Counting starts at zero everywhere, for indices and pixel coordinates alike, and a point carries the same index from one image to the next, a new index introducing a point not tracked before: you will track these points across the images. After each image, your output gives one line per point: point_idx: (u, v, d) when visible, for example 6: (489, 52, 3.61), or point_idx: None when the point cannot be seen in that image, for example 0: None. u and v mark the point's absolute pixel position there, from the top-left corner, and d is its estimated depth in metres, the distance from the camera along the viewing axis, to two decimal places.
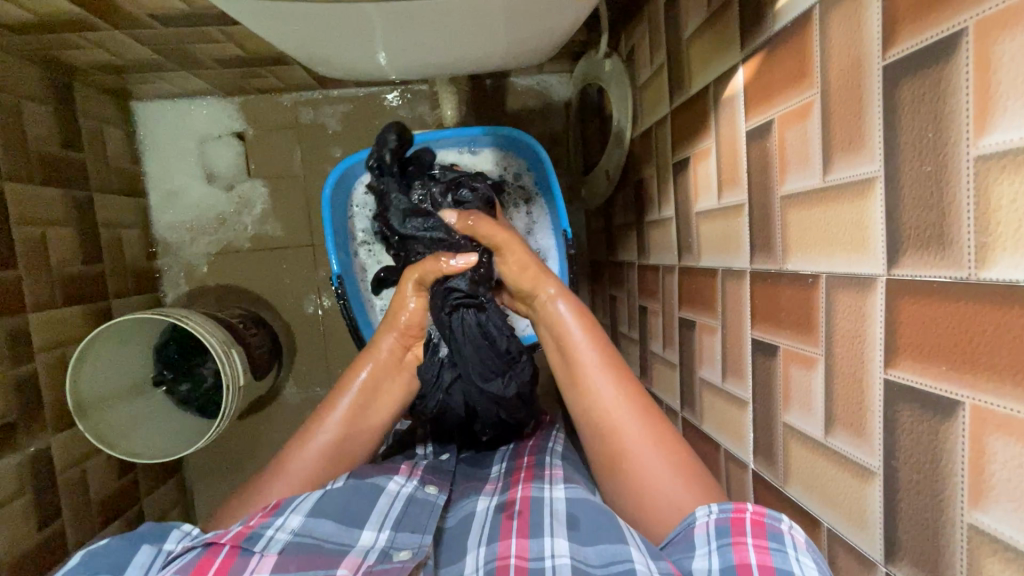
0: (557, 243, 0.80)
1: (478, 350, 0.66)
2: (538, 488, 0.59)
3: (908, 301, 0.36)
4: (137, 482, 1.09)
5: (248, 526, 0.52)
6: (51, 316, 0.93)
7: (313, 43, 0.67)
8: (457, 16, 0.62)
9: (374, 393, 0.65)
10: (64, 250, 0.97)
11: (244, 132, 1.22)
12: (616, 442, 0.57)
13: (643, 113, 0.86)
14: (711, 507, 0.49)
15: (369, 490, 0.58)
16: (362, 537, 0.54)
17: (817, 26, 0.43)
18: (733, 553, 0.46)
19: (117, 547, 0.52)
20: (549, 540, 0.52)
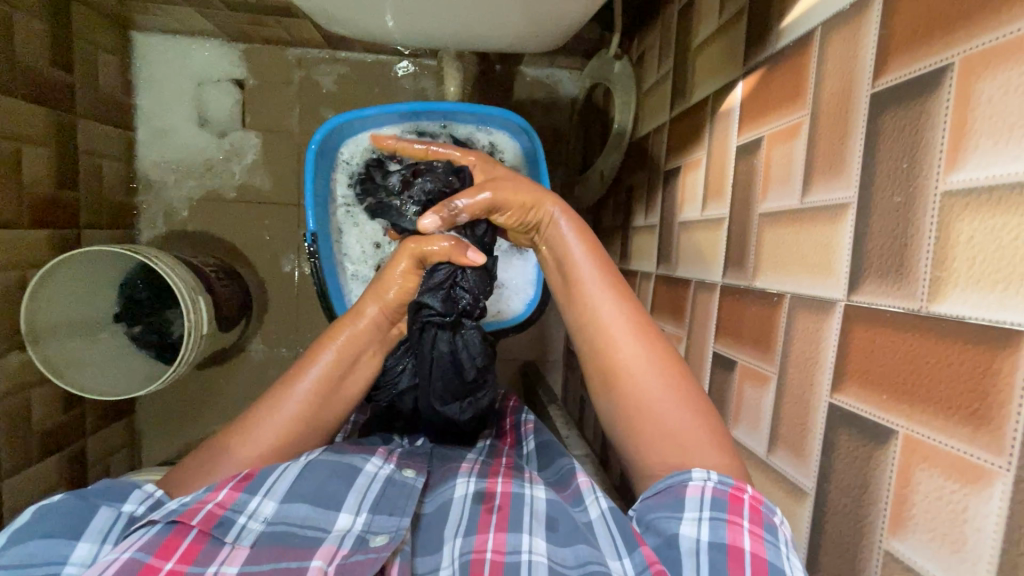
0: None
1: (446, 377, 0.63)
2: (519, 484, 0.57)
3: (861, 327, 0.36)
4: (83, 417, 1.07)
5: (220, 505, 0.52)
6: (16, 236, 0.90)
7: None
8: None
9: (352, 363, 0.61)
10: (38, 171, 0.94)
11: (244, 81, 1.19)
12: (641, 403, 0.49)
13: (644, 119, 0.86)
14: (711, 475, 0.44)
15: (346, 471, 0.57)
16: (338, 522, 0.54)
17: (817, 47, 0.43)
18: (725, 530, 0.42)
19: (72, 506, 0.50)
20: (527, 536, 0.51)
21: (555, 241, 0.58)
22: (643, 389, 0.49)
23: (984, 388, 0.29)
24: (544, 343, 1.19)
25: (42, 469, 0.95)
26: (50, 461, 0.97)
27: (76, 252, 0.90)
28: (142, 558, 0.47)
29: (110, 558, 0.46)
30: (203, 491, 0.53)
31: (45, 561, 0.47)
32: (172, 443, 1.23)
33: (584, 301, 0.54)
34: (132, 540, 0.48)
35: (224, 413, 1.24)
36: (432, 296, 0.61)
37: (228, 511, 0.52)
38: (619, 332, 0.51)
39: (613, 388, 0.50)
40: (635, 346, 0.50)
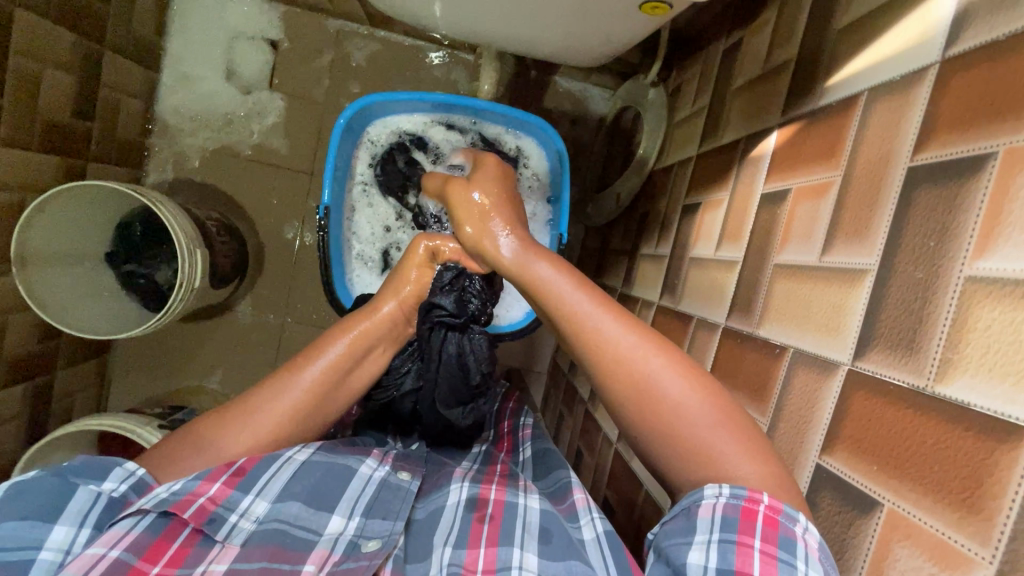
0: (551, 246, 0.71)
1: (450, 377, 0.65)
2: (513, 494, 0.58)
3: (861, 395, 0.37)
4: (57, 349, 1.06)
5: (212, 500, 0.52)
6: (22, 158, 0.88)
7: None
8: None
9: (363, 354, 0.63)
10: (57, 96, 0.93)
11: (278, 42, 1.18)
12: (685, 441, 0.42)
13: (669, 150, 0.86)
14: (723, 490, 0.39)
15: (341, 472, 0.58)
16: (331, 525, 0.54)
17: (860, 112, 0.43)
18: (735, 555, 0.37)
19: (47, 486, 0.47)
20: (518, 552, 0.52)
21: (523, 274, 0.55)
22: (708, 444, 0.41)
23: (979, 480, 0.29)
24: (532, 352, 1.19)
25: (6, 395, 0.94)
26: (13, 391, 0.96)
27: (75, 183, 0.87)
28: (130, 559, 0.46)
29: (98, 555, 0.45)
30: (193, 481, 0.52)
31: (17, 546, 0.45)
32: (143, 390, 1.22)
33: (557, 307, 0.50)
34: (119, 532, 0.47)
35: (200, 368, 1.22)
36: (443, 296, 0.66)
37: (219, 508, 0.52)
38: (660, 376, 0.44)
39: (625, 408, 0.45)
40: (667, 372, 0.44)
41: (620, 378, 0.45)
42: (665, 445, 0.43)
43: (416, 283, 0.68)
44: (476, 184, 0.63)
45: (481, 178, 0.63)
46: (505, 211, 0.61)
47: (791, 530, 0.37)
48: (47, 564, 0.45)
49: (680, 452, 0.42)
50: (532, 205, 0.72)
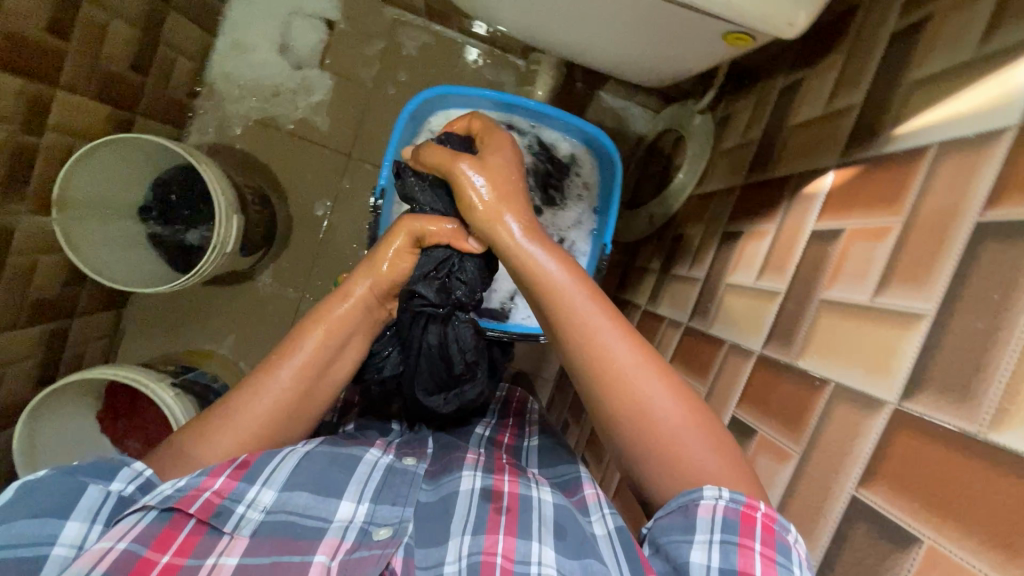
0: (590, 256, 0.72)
1: (432, 365, 0.69)
2: (526, 487, 0.59)
3: (907, 434, 0.38)
4: (78, 296, 1.06)
5: (217, 493, 0.54)
6: (78, 103, 0.90)
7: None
8: (582, 25, 0.65)
9: (341, 345, 0.64)
10: (120, 48, 0.95)
11: (335, 23, 1.21)
12: (671, 451, 0.48)
13: (710, 177, 0.88)
14: (723, 494, 0.45)
15: (346, 460, 0.61)
16: (340, 511, 0.57)
17: (928, 163, 0.45)
18: (736, 556, 0.43)
19: (56, 484, 0.50)
20: (536, 546, 0.53)
21: (529, 268, 0.55)
22: (687, 455, 0.48)
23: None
24: (543, 358, 1.21)
25: (24, 333, 0.95)
26: (29, 330, 0.96)
27: (124, 135, 0.89)
28: (138, 550, 0.49)
29: (105, 547, 0.48)
30: (198, 477, 0.54)
31: (31, 541, 0.48)
32: (154, 347, 1.23)
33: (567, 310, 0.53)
34: (126, 527, 0.50)
35: (213, 333, 1.23)
36: (424, 284, 0.66)
37: (225, 500, 0.54)
38: (653, 393, 0.50)
39: (618, 415, 0.50)
40: (661, 389, 0.50)
41: (618, 390, 0.50)
42: (649, 454, 0.49)
43: (393, 266, 0.66)
44: (486, 167, 0.61)
45: (492, 163, 0.61)
46: (513, 199, 0.60)
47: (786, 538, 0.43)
48: (61, 558, 0.48)
49: (662, 461, 0.48)
50: (577, 214, 0.73)
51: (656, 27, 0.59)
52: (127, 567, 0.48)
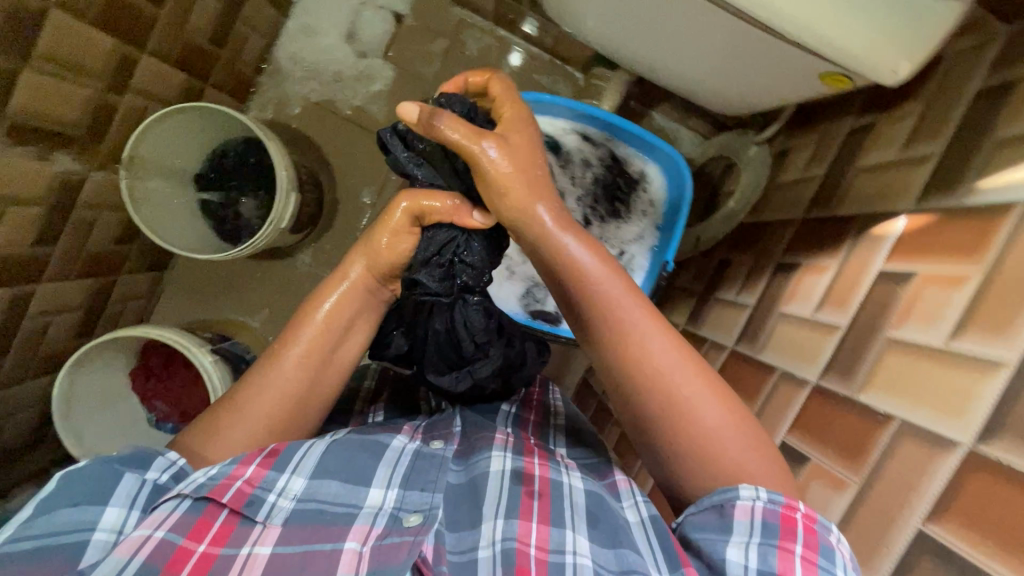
0: (650, 270, 0.74)
1: (442, 343, 0.75)
2: (556, 471, 0.63)
3: (984, 475, 0.41)
4: (127, 254, 1.08)
5: (249, 482, 0.58)
6: (160, 68, 0.93)
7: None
8: (666, 53, 0.70)
9: (346, 327, 0.68)
10: (203, 20, 0.98)
11: (402, 17, 1.24)
12: (707, 445, 0.52)
13: (765, 208, 0.90)
14: (760, 494, 0.49)
15: (373, 445, 0.65)
16: (369, 498, 0.59)
17: (1014, 221, 0.47)
18: (777, 560, 0.47)
19: (95, 472, 0.54)
20: (570, 535, 0.56)
21: (566, 261, 0.56)
22: (722, 446, 0.52)
23: None
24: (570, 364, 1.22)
25: (75, 283, 0.97)
26: (77, 283, 0.98)
27: (191, 104, 0.93)
28: (175, 538, 0.53)
29: (145, 535, 0.52)
30: (229, 467, 0.58)
31: (76, 527, 0.51)
32: (189, 312, 1.25)
33: (601, 306, 0.55)
34: (163, 516, 0.54)
35: (247, 305, 1.25)
36: (425, 271, 0.68)
37: (256, 490, 0.57)
38: (688, 387, 0.53)
39: (654, 408, 0.53)
40: (696, 383, 0.53)
41: (654, 384, 0.54)
42: (683, 446, 0.53)
43: (388, 249, 0.67)
44: (511, 146, 0.58)
45: (517, 143, 0.59)
46: (542, 187, 0.58)
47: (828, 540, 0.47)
48: (103, 542, 0.52)
49: (698, 453, 0.52)
50: (640, 230, 0.75)
51: (764, 66, 0.62)
52: (165, 553, 0.51)
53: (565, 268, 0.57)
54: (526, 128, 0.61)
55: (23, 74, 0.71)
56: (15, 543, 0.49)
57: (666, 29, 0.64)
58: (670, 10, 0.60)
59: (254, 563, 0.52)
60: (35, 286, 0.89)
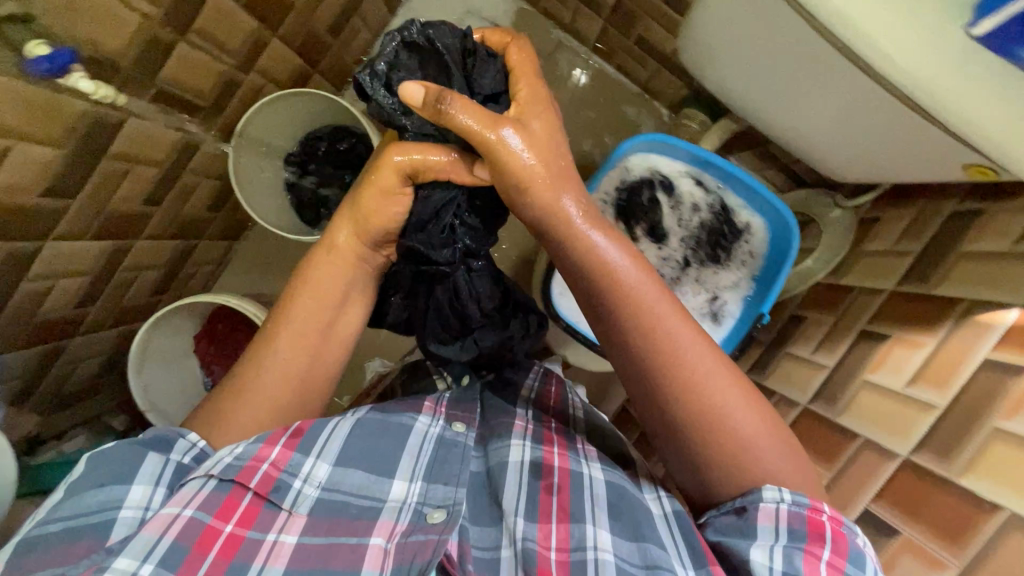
0: (744, 318, 0.77)
1: (439, 311, 0.79)
2: (577, 463, 0.67)
3: None
4: (211, 222, 1.11)
5: (275, 466, 0.59)
6: (282, 52, 0.96)
7: (700, 45, 0.74)
8: (801, 119, 0.73)
9: (343, 300, 0.72)
10: (327, 11, 1.01)
11: (503, 31, 1.27)
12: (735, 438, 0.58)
13: (848, 272, 0.92)
14: (784, 497, 0.54)
15: (398, 429, 0.67)
16: (393, 492, 0.62)
17: None
18: (802, 562, 0.52)
19: (118, 454, 0.56)
20: (592, 530, 0.60)
21: (599, 261, 0.61)
22: (742, 436, 0.58)
23: None
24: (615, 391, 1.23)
25: (165, 245, 1.00)
26: (167, 245, 1.01)
27: (308, 90, 0.97)
28: (203, 517, 0.54)
29: (173, 513, 0.53)
30: (254, 448, 0.59)
31: (102, 507, 0.53)
32: (251, 284, 1.27)
33: (621, 295, 0.60)
34: (190, 494, 0.55)
35: None
36: (420, 237, 0.71)
37: (283, 473, 0.60)
38: (714, 380, 0.59)
39: (689, 407, 0.59)
40: (719, 377, 0.59)
41: (684, 381, 0.59)
42: (709, 439, 0.58)
43: (388, 217, 0.69)
44: (527, 133, 0.62)
45: (529, 128, 0.63)
46: (562, 177, 0.63)
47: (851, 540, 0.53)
48: (131, 519, 0.53)
49: (723, 444, 0.58)
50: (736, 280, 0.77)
51: (896, 147, 0.65)
52: (194, 534, 0.53)
53: (590, 263, 0.61)
54: (542, 112, 0.65)
55: (178, 46, 0.74)
56: (47, 524, 0.51)
57: (811, 98, 0.67)
58: (824, 81, 0.63)
59: (280, 552, 0.55)
60: (133, 242, 0.91)
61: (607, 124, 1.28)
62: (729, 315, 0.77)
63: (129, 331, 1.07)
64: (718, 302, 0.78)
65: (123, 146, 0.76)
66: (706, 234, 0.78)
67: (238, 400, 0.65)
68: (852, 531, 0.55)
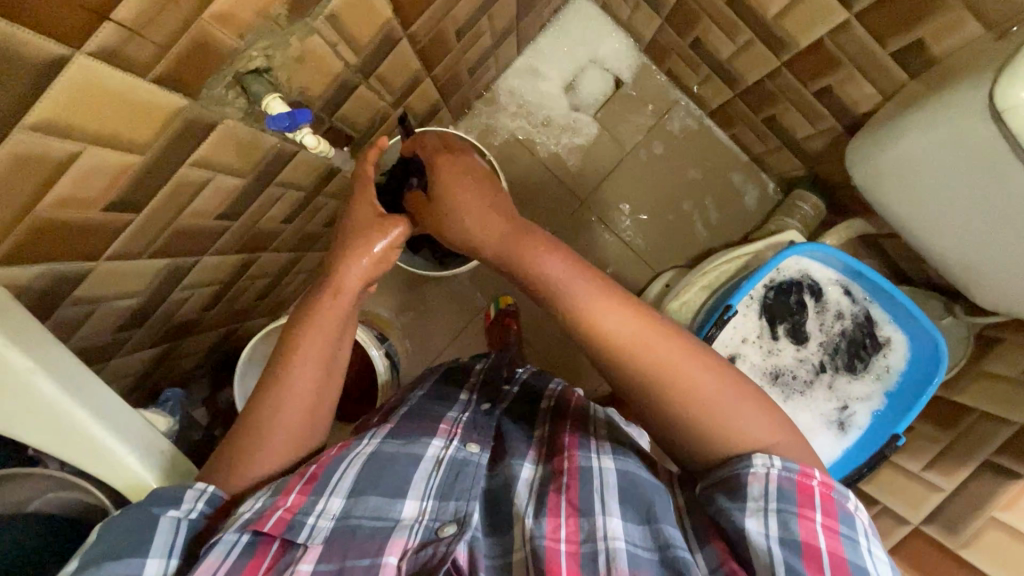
0: (872, 428, 0.93)
1: None
2: (586, 457, 0.60)
3: None
4: (320, 237, 1.13)
5: (289, 510, 0.55)
6: (427, 89, 0.98)
7: (905, 161, 0.78)
8: (988, 245, 0.76)
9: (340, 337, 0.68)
10: (474, 53, 1.02)
11: (623, 83, 1.27)
12: (731, 435, 0.54)
13: (965, 388, 0.90)
14: (774, 462, 0.52)
15: (409, 459, 0.62)
16: (405, 512, 0.58)
17: None
18: (800, 528, 0.48)
19: (131, 518, 0.50)
20: (601, 520, 0.54)
21: (547, 287, 0.61)
22: (725, 417, 0.55)
23: None
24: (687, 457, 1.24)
25: (280, 258, 1.02)
26: (283, 256, 1.04)
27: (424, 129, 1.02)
28: None
29: None
30: (271, 499, 0.56)
31: None
32: None
33: (562, 303, 0.61)
34: (217, 560, 0.51)
35: (394, 304, 1.28)
36: None
37: (296, 515, 0.55)
38: (684, 367, 0.56)
39: (674, 409, 0.56)
40: (685, 364, 0.56)
41: (652, 378, 0.57)
42: (698, 433, 0.56)
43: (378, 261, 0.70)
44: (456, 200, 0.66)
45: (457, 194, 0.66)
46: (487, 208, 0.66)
47: (840, 498, 0.51)
48: None
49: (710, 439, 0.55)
50: (874, 391, 0.93)
51: None
52: None
53: (521, 266, 0.62)
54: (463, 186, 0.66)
55: (359, 88, 0.76)
56: None
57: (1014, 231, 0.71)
58: None
59: None
60: (259, 255, 0.94)
61: (712, 189, 1.28)
62: (860, 423, 0.94)
63: (227, 332, 1.09)
64: (850, 411, 0.94)
65: (286, 174, 0.78)
66: (846, 344, 0.94)
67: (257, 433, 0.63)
68: (842, 495, 0.52)
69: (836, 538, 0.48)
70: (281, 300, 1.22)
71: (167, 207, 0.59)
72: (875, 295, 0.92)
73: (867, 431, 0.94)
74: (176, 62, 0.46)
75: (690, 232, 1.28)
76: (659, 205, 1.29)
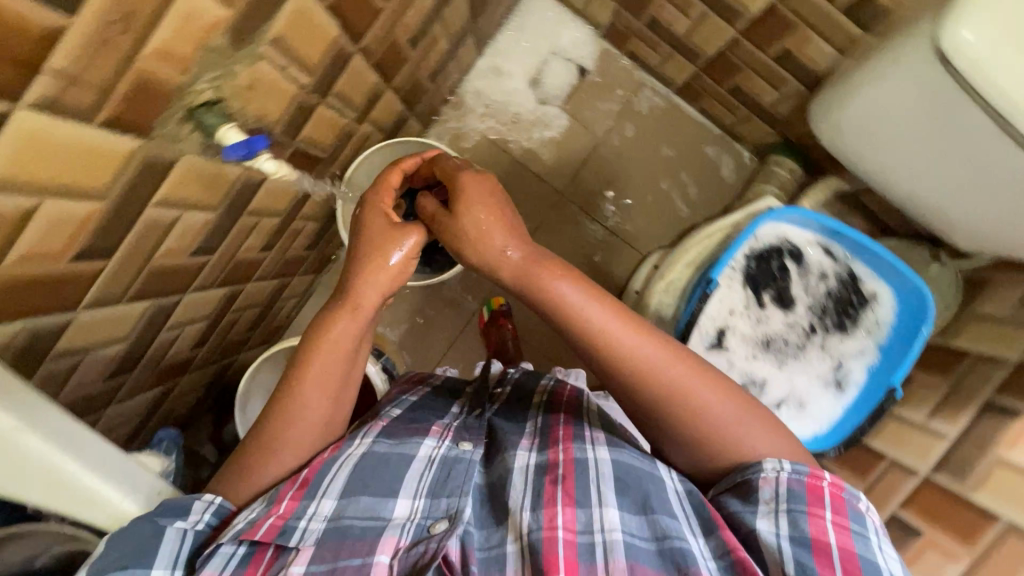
0: (867, 383, 0.93)
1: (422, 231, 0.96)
2: (580, 450, 0.60)
3: None
4: (305, 260, 1.13)
5: (281, 516, 0.56)
6: (391, 99, 0.97)
7: (865, 114, 0.78)
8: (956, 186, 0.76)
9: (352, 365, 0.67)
10: (432, 59, 1.02)
11: (587, 71, 1.27)
12: (716, 426, 0.56)
13: (960, 334, 0.91)
14: (784, 466, 0.53)
15: (400, 459, 0.62)
16: (397, 511, 0.58)
17: None
18: (809, 524, 0.49)
19: (140, 529, 0.52)
20: (598, 511, 0.55)
21: (557, 300, 0.59)
22: (709, 408, 0.56)
23: None
24: None
25: (266, 286, 1.02)
26: (268, 284, 1.04)
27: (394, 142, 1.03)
28: None
29: None
30: (263, 509, 0.57)
31: None
32: None
33: (552, 310, 0.59)
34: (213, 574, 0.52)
35: (389, 317, 1.29)
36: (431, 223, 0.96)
37: (289, 521, 0.56)
38: (667, 363, 0.57)
39: (660, 403, 0.57)
40: (669, 360, 0.57)
41: (640, 375, 0.57)
42: (686, 424, 0.57)
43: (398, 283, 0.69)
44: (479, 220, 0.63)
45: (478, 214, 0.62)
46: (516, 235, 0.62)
47: (851, 498, 0.52)
48: None
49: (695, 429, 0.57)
50: (866, 346, 0.93)
51: None
52: None
53: (506, 273, 0.62)
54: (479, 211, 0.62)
55: (318, 108, 0.76)
56: None
57: (979, 169, 0.71)
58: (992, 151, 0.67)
59: None
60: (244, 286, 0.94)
61: (689, 165, 1.28)
62: (858, 379, 0.93)
63: (224, 366, 1.10)
64: (845, 370, 0.94)
65: (257, 202, 0.78)
66: (833, 304, 0.94)
67: (260, 463, 0.64)
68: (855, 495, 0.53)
69: (849, 536, 0.49)
70: (275, 327, 1.22)
71: (141, 250, 0.60)
72: (855, 251, 0.92)
73: (864, 387, 0.93)
74: (125, 107, 0.46)
75: (673, 211, 1.28)
76: (638, 188, 1.29)
